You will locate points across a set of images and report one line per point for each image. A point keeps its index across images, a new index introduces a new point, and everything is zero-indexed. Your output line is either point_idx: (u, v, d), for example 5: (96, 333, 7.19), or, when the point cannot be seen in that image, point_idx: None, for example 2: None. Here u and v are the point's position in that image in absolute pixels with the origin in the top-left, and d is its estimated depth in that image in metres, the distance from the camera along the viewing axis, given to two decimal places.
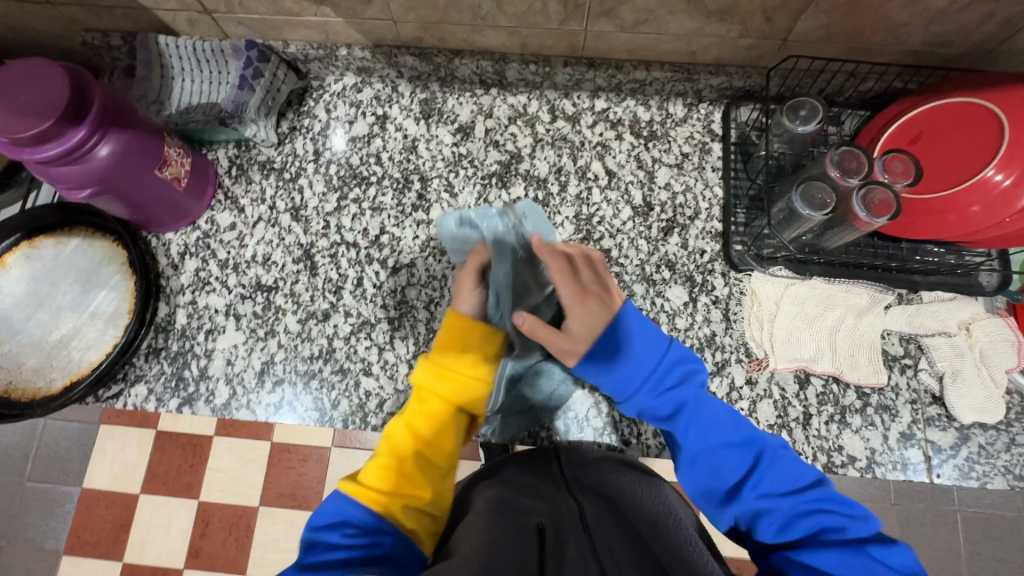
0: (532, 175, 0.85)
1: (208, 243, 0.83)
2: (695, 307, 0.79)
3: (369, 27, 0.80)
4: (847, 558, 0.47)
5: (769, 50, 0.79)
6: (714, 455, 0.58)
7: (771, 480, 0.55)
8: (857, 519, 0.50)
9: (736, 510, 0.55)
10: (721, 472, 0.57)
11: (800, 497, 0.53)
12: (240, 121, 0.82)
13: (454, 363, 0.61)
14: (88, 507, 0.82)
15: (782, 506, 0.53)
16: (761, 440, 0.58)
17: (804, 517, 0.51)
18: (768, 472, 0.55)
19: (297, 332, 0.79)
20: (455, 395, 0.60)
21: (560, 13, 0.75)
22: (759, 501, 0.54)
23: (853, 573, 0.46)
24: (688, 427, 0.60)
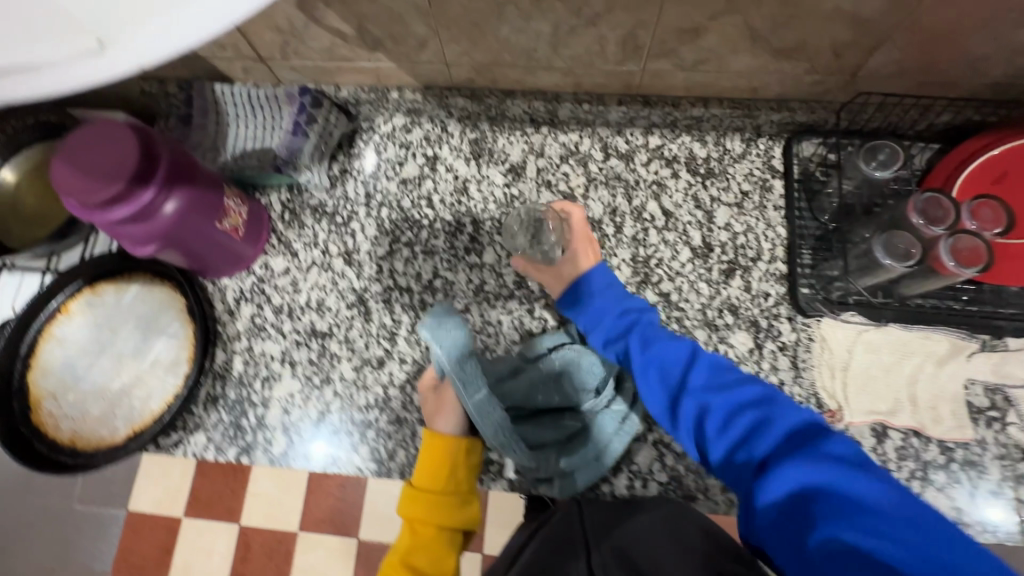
0: (587, 217, 0.83)
1: (263, 288, 0.83)
2: (760, 354, 0.76)
3: (421, 70, 0.80)
4: (802, 458, 0.44)
5: (836, 85, 0.75)
6: (658, 364, 0.58)
7: (709, 381, 0.54)
8: (788, 410, 0.48)
9: (682, 419, 0.53)
10: (663, 380, 0.57)
11: (739, 399, 0.51)
12: (294, 167, 0.82)
13: (429, 483, 0.65)
14: (133, 534, 0.79)
15: (724, 406, 0.51)
16: (697, 349, 0.58)
17: (739, 413, 0.50)
18: (705, 373, 0.54)
19: (352, 380, 0.78)
20: (436, 515, 0.63)
21: (617, 54, 0.73)
22: (698, 400, 0.53)
23: (808, 472, 0.43)
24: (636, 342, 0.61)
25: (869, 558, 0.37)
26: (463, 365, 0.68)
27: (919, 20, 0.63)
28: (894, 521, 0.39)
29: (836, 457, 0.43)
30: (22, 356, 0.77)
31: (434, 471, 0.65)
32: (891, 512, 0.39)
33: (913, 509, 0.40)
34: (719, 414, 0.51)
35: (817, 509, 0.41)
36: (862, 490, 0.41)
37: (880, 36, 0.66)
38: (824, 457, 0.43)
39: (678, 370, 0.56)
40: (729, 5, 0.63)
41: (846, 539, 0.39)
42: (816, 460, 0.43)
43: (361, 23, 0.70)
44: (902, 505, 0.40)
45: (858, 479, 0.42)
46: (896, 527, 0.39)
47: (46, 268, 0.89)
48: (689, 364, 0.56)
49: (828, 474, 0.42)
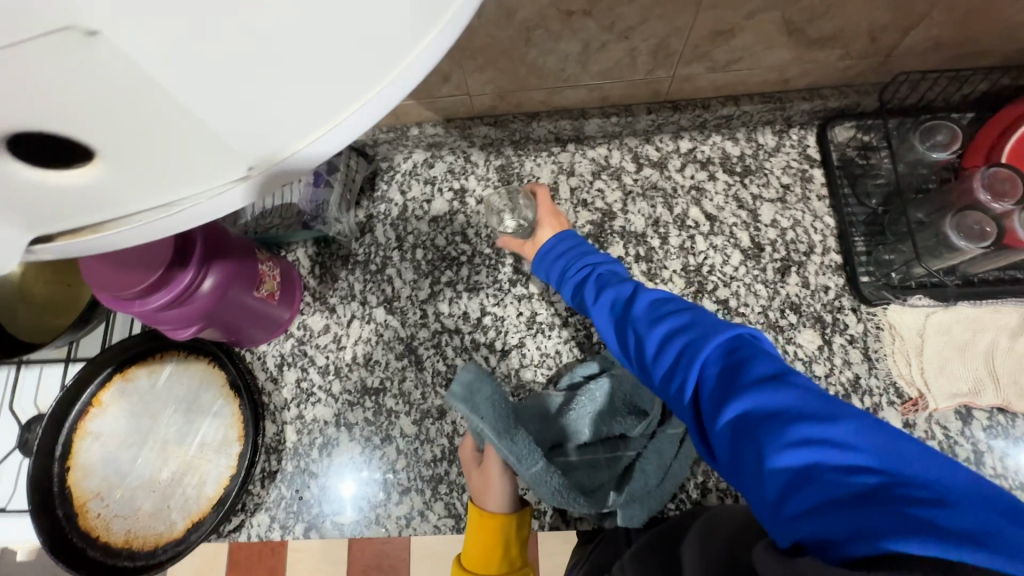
0: (629, 232, 0.81)
1: (305, 349, 0.79)
2: (831, 350, 0.74)
3: (442, 104, 0.77)
4: (720, 372, 0.41)
5: (870, 68, 0.74)
6: (607, 309, 0.57)
7: (647, 314, 0.52)
8: (726, 328, 0.44)
9: (631, 354, 0.52)
10: (615, 321, 0.56)
11: (675, 325, 0.48)
12: (322, 220, 0.78)
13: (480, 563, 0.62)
14: None
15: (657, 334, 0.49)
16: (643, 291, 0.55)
17: (679, 341, 0.46)
18: (647, 312, 0.52)
19: (414, 434, 0.75)
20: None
21: (648, 64, 0.71)
22: (638, 334, 0.51)
23: (719, 385, 0.40)
24: (592, 294, 0.60)
25: (803, 474, 0.32)
26: (510, 434, 0.63)
27: None
28: (833, 426, 0.34)
29: (765, 375, 0.38)
30: (59, 457, 0.72)
31: (484, 550, 0.62)
32: (826, 421, 0.34)
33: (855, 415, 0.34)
34: (660, 346, 0.48)
35: (744, 425, 0.37)
36: (794, 400, 0.36)
37: (918, 16, 0.64)
38: (756, 376, 0.38)
39: (626, 312, 0.54)
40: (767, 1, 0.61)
41: (775, 449, 0.34)
42: (748, 378, 0.39)
43: None
44: (841, 411, 0.35)
45: (793, 390, 0.37)
46: (834, 434, 0.33)
47: (65, 358, 0.83)
48: (637, 303, 0.54)
49: (755, 393, 0.37)
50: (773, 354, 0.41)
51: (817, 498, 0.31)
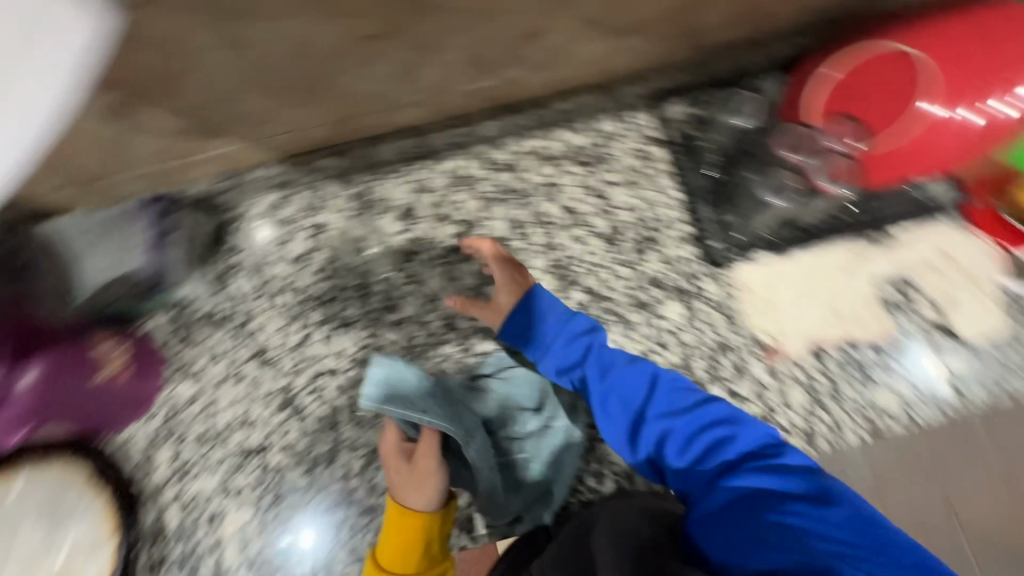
0: (493, 238, 0.81)
1: (175, 422, 0.74)
2: (695, 316, 0.77)
3: (274, 143, 0.74)
4: (759, 475, 0.53)
5: (682, 46, 0.77)
6: (616, 385, 0.65)
7: (665, 404, 0.62)
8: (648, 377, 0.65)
9: (646, 440, 0.61)
10: (625, 424, 0.63)
11: (692, 418, 0.60)
12: (168, 284, 0.77)
13: (396, 562, 0.63)
14: None
15: (678, 425, 0.60)
16: (594, 344, 0.68)
17: (621, 399, 0.64)
18: (617, 380, 0.65)
19: (306, 486, 0.72)
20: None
21: (469, 74, 0.71)
22: (657, 424, 0.61)
23: (750, 480, 0.53)
24: (595, 371, 0.66)
25: (801, 557, 0.46)
26: (453, 414, 0.67)
27: None
28: (751, 475, 0.54)
29: (766, 467, 0.54)
30: None
31: (399, 551, 0.63)
32: (702, 424, 0.60)
33: (730, 426, 0.59)
34: (618, 409, 0.63)
35: (664, 446, 0.60)
36: (709, 448, 0.57)
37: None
38: (667, 414, 0.61)
39: (585, 374, 0.67)
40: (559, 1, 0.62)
41: (672, 458, 0.59)
42: (672, 418, 0.61)
43: (189, 116, 0.64)
44: (702, 409, 0.61)
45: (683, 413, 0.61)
46: (768, 488, 0.52)
47: None
48: (591, 362, 0.67)
49: (749, 476, 0.53)
50: (665, 376, 0.65)
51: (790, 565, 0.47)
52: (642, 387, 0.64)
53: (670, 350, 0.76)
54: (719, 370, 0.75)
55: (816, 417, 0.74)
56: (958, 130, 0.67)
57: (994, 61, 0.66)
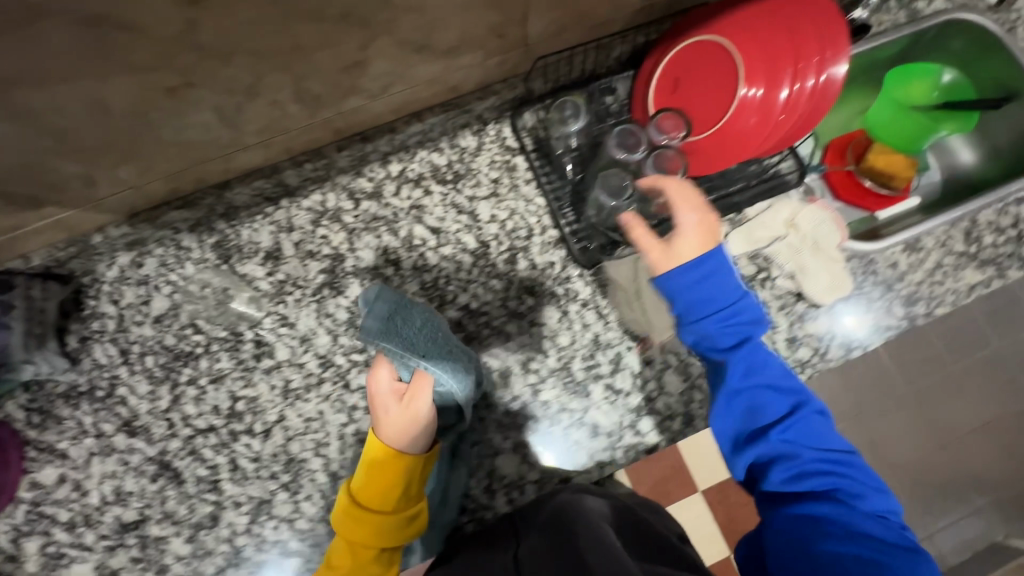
0: (362, 268, 0.81)
1: (41, 510, 0.70)
2: (569, 319, 0.79)
3: (111, 204, 0.71)
4: (842, 511, 0.53)
5: (521, 57, 0.79)
6: (759, 391, 0.60)
7: (797, 432, 0.58)
8: (772, 386, 0.60)
9: (758, 448, 0.58)
10: (739, 430, 0.60)
11: (827, 456, 0.57)
12: (12, 365, 0.71)
13: (373, 497, 0.64)
14: None
15: (804, 453, 0.57)
16: (736, 335, 0.60)
17: (749, 398, 0.60)
18: (732, 374, 0.60)
19: (191, 553, 0.69)
20: (374, 527, 0.64)
21: (304, 111, 0.70)
22: (780, 444, 0.57)
23: (846, 542, 0.51)
24: (744, 360, 0.60)
25: None
26: (448, 354, 0.66)
27: None
28: (835, 509, 0.53)
29: (878, 514, 0.54)
30: None
31: (377, 490, 0.64)
32: (821, 455, 0.57)
33: (849, 469, 0.57)
34: (730, 404, 0.60)
35: (751, 460, 0.59)
36: (807, 476, 0.56)
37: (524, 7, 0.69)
38: (782, 421, 0.58)
39: (715, 352, 0.61)
40: (369, 31, 0.61)
41: (760, 475, 0.58)
42: (774, 436, 0.58)
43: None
44: (838, 447, 0.58)
45: (784, 430, 0.58)
46: (843, 523, 0.52)
47: None
48: (730, 344, 0.61)
49: (893, 543, 0.51)
50: (804, 395, 0.61)
51: None
52: (777, 399, 0.60)
53: (549, 355, 0.77)
54: (598, 368, 0.77)
55: (692, 400, 0.76)
56: (769, 106, 0.71)
57: (793, 38, 0.69)
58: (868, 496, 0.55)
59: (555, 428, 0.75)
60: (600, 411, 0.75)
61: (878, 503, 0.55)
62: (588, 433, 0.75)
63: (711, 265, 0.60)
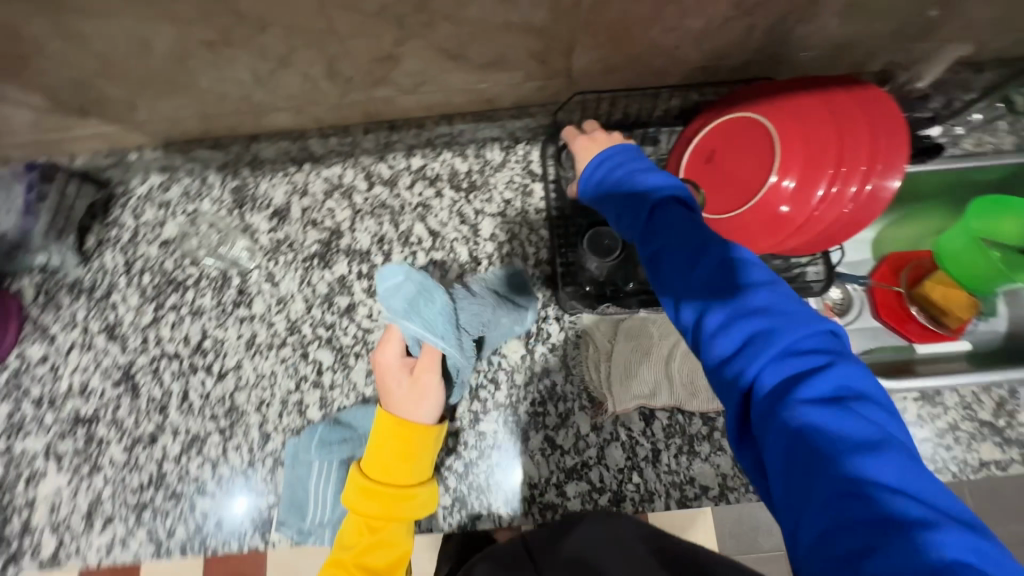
0: (355, 250, 0.83)
1: (20, 380, 0.78)
2: (532, 358, 0.77)
3: (151, 129, 0.77)
4: (781, 394, 0.39)
5: (561, 87, 0.78)
6: (669, 242, 0.50)
7: (718, 280, 0.46)
8: (693, 222, 0.51)
9: (682, 316, 0.47)
10: (666, 299, 0.50)
11: (748, 299, 0.44)
12: (28, 249, 0.78)
13: (392, 477, 0.65)
14: None
15: (721, 302, 0.45)
16: (650, 194, 0.53)
17: (690, 244, 0.49)
18: (660, 220, 0.52)
19: (124, 462, 0.75)
20: (397, 507, 0.65)
21: (335, 88, 0.73)
22: (699, 300, 0.46)
23: (781, 418, 0.38)
24: (657, 229, 0.51)
25: (829, 496, 0.34)
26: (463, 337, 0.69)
27: (591, 22, 0.65)
28: (789, 378, 0.40)
29: (830, 390, 0.39)
30: None
31: (399, 469, 0.65)
32: (768, 289, 0.45)
33: (770, 300, 0.44)
34: (670, 255, 0.49)
35: (698, 319, 0.46)
36: (736, 322, 0.44)
37: (566, 40, 0.68)
38: (723, 260, 0.47)
39: (653, 206, 0.53)
40: (402, 31, 0.63)
41: (707, 335, 0.45)
42: (700, 270, 0.47)
43: (51, 95, 0.68)
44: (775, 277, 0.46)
45: (714, 263, 0.47)
46: (822, 399, 0.38)
47: None
48: (667, 198, 0.53)
49: (833, 431, 0.36)
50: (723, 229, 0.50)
51: (817, 515, 0.34)
52: (686, 244, 0.49)
53: (500, 389, 0.76)
54: (544, 417, 0.75)
55: (627, 481, 0.72)
56: (799, 202, 0.65)
57: (840, 137, 0.64)
58: (833, 358, 0.40)
59: (482, 462, 0.74)
60: (531, 460, 0.73)
61: (802, 335, 0.41)
62: (512, 478, 0.73)
63: (611, 160, 0.60)
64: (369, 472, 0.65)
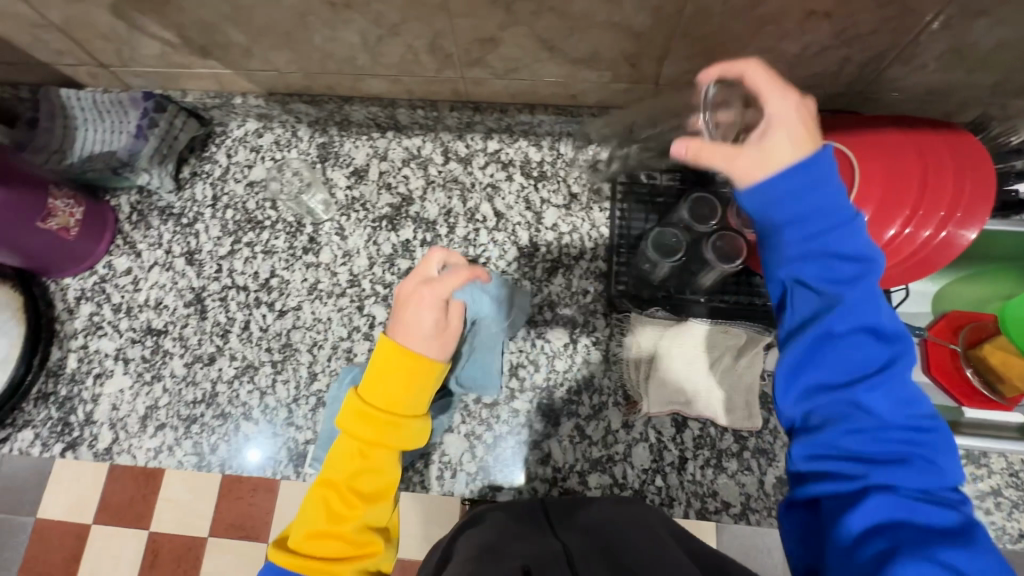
0: (422, 218, 0.87)
1: (104, 287, 0.85)
2: (575, 348, 0.79)
3: (259, 77, 0.83)
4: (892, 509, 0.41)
5: (646, 93, 0.80)
6: (841, 329, 0.45)
7: (876, 386, 0.44)
8: (875, 315, 0.46)
9: (813, 400, 0.46)
10: (800, 372, 0.47)
11: (897, 416, 0.44)
12: (133, 169, 0.86)
13: (389, 408, 0.61)
14: (42, 539, 0.79)
15: (868, 409, 0.44)
16: (841, 261, 0.46)
17: (845, 342, 0.45)
18: (817, 302, 0.46)
19: (182, 375, 0.80)
20: (390, 438, 0.61)
21: (433, 63, 0.77)
22: (844, 395, 0.45)
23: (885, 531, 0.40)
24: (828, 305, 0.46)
25: None
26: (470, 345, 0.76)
27: (689, 33, 0.67)
28: (889, 506, 0.41)
29: (940, 528, 0.40)
30: None
31: (399, 400, 0.61)
32: (901, 419, 0.44)
33: (915, 428, 0.44)
34: (814, 343, 0.46)
35: (810, 412, 0.46)
36: (876, 436, 0.43)
37: (662, 47, 0.70)
38: (875, 374, 0.45)
39: (822, 282, 0.46)
40: (509, 16, 0.66)
41: (811, 430, 0.46)
42: (864, 374, 0.45)
43: (181, 32, 0.74)
44: (919, 409, 0.44)
45: (875, 371, 0.45)
46: (913, 535, 0.39)
47: None
48: (845, 278, 0.46)
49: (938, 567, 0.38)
50: (888, 338, 0.46)
51: None
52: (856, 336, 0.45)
53: (539, 371, 0.78)
54: (578, 406, 0.76)
55: (650, 482, 0.73)
56: (868, 239, 0.65)
57: (923, 179, 0.64)
58: (951, 505, 0.42)
59: (511, 437, 0.76)
60: (559, 444, 0.75)
61: (932, 473, 0.43)
62: (537, 458, 0.75)
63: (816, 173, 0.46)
64: (366, 399, 0.61)
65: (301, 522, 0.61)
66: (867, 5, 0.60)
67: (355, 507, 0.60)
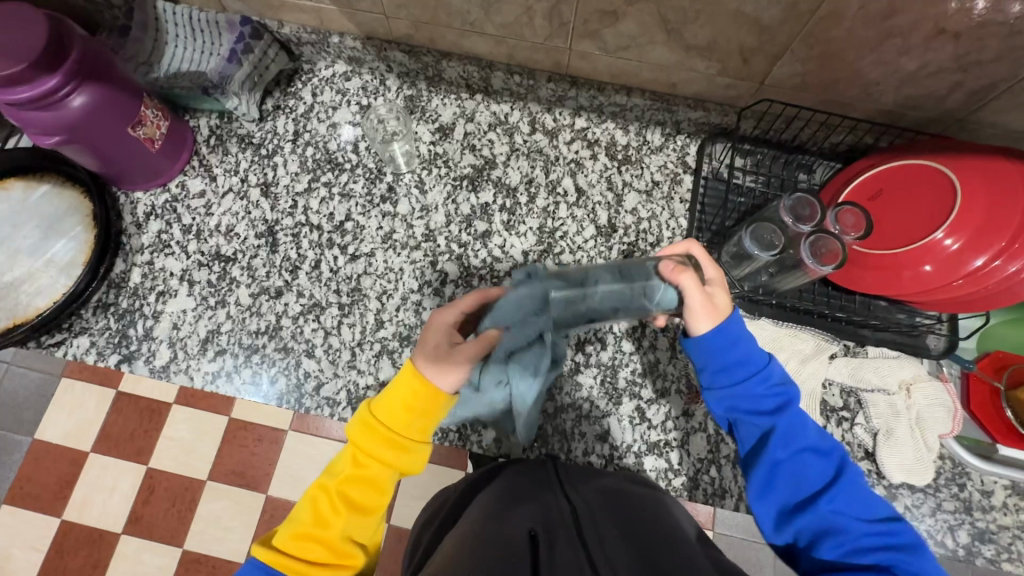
0: (503, 183, 0.88)
1: (175, 207, 0.85)
2: (643, 332, 0.79)
3: (362, 19, 0.80)
4: None
5: (747, 91, 0.80)
6: (794, 459, 0.55)
7: (843, 502, 0.53)
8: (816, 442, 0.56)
9: (798, 525, 0.53)
10: (777, 503, 0.55)
11: (875, 526, 0.51)
12: (223, 92, 0.84)
13: (394, 426, 0.54)
14: (35, 461, 0.78)
15: (849, 528, 0.51)
16: (774, 398, 0.58)
17: (794, 466, 0.55)
18: (761, 438, 0.57)
19: (247, 305, 0.81)
20: (390, 455, 0.54)
21: (546, 29, 0.75)
22: (826, 517, 0.52)
23: None
24: (776, 438, 0.56)
25: None
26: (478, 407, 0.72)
27: (813, 36, 0.68)
28: None
29: None
30: None
31: (404, 422, 0.54)
32: (871, 526, 0.51)
33: (894, 532, 0.51)
34: (771, 475, 0.56)
35: (796, 536, 0.53)
36: (866, 550, 0.50)
37: (780, 45, 0.70)
38: (827, 489, 0.54)
39: (752, 420, 0.58)
40: None
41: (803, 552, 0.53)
42: (827, 492, 0.53)
43: None
44: (877, 513, 0.52)
45: (837, 490, 0.53)
46: None
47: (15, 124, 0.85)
48: (776, 411, 0.58)
49: None
50: (834, 456, 0.56)
51: None
52: (807, 462, 0.55)
53: (606, 348, 0.79)
54: (641, 388, 0.77)
55: (704, 472, 0.74)
56: (953, 264, 0.67)
57: None
58: None
59: (572, 409, 0.76)
60: (619, 423, 0.76)
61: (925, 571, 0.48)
62: (596, 434, 0.75)
63: (739, 330, 0.58)
64: (374, 409, 0.55)
65: (291, 518, 0.54)
66: (1000, 31, 0.60)
67: (341, 514, 0.53)
